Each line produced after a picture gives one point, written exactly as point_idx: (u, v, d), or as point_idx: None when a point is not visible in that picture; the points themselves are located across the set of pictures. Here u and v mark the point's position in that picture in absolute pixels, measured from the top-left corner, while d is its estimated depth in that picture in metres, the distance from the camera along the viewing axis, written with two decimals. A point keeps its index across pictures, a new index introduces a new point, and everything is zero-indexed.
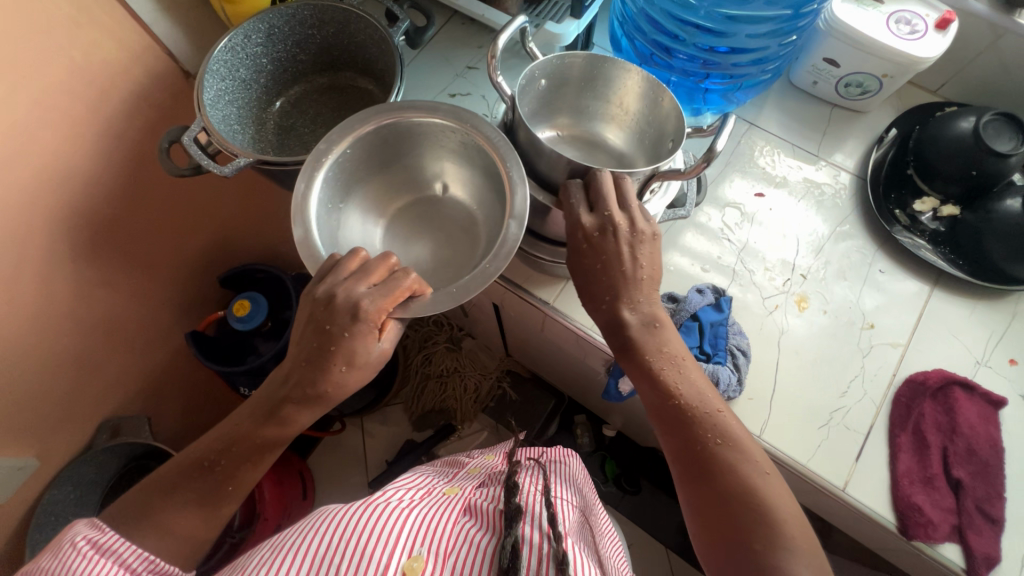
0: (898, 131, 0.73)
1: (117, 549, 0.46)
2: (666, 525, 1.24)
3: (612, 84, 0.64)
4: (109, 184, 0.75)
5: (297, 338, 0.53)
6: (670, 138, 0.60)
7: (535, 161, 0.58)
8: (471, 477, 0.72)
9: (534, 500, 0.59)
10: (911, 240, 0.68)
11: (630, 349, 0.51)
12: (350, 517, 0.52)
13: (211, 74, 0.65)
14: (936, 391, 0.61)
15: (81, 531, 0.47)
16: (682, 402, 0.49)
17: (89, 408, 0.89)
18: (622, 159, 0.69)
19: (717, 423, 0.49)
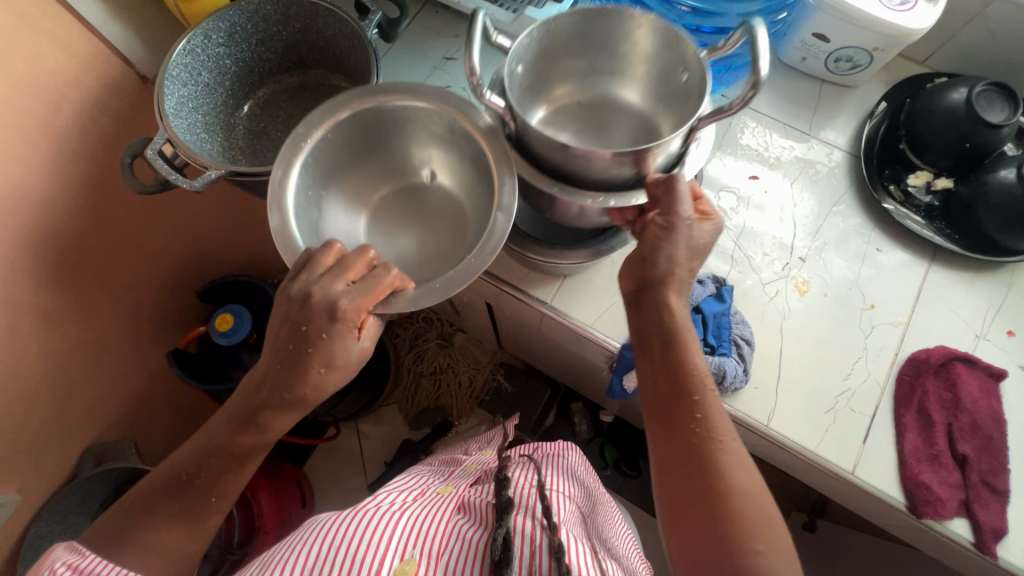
0: (888, 104, 0.72)
1: (97, 570, 0.43)
2: None
3: (616, 38, 0.58)
4: (68, 202, 0.70)
5: (272, 337, 0.49)
6: (684, 72, 0.55)
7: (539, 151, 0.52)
8: (464, 474, 0.70)
9: (529, 492, 0.59)
10: (904, 215, 0.67)
11: (660, 342, 0.50)
12: (341, 526, 0.50)
13: (171, 82, 0.60)
14: (938, 367, 0.61)
15: (59, 556, 0.44)
16: (677, 377, 0.48)
17: (69, 436, 0.85)
18: (635, 116, 0.63)
19: (702, 406, 0.47)
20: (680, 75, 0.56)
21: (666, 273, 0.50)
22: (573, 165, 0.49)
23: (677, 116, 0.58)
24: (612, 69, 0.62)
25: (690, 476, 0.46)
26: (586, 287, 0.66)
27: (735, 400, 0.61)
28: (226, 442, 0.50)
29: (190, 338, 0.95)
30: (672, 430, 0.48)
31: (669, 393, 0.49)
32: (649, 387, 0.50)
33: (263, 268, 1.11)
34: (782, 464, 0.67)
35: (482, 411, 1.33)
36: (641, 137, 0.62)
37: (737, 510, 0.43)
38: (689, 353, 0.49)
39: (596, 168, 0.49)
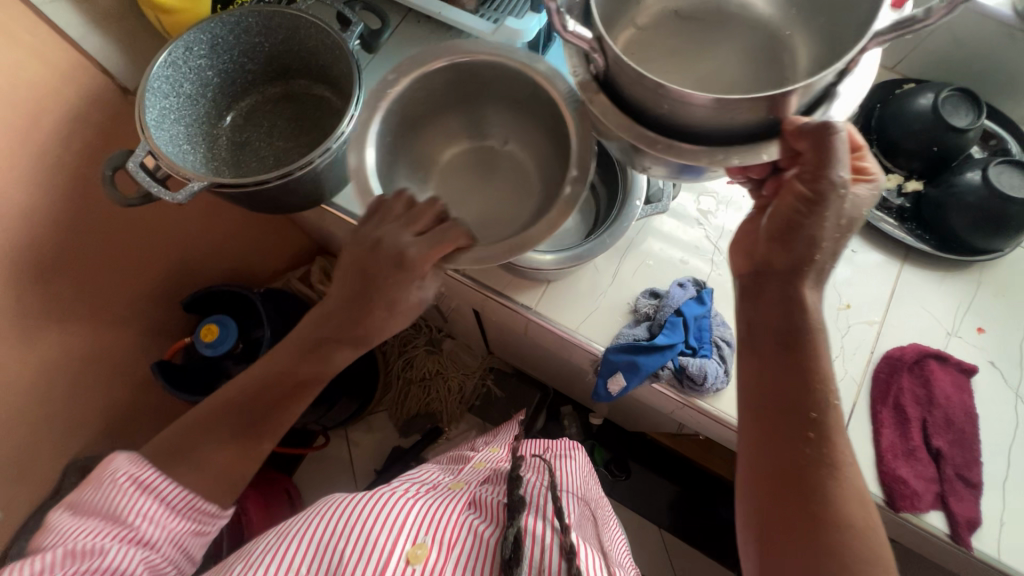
0: (860, 109, 0.74)
1: (158, 486, 0.48)
2: (657, 506, 1.26)
3: None
4: (47, 216, 0.70)
5: (338, 279, 0.51)
6: None
7: (630, 100, 0.46)
8: (475, 473, 0.69)
9: (539, 492, 0.59)
10: (877, 216, 0.69)
11: (775, 339, 0.46)
12: (357, 507, 0.52)
13: (152, 94, 0.60)
14: (913, 364, 0.63)
15: (121, 466, 0.48)
16: (797, 387, 0.44)
17: (50, 449, 0.85)
18: (756, 31, 0.59)
19: (823, 420, 0.44)
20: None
21: (804, 258, 0.45)
22: (673, 112, 0.43)
23: (814, 26, 0.55)
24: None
25: (798, 493, 0.42)
26: (570, 292, 0.66)
27: (717, 402, 0.62)
28: (287, 369, 0.52)
29: (176, 349, 0.95)
30: (779, 440, 0.44)
31: (779, 401, 0.45)
32: (760, 390, 0.46)
33: (249, 277, 1.11)
34: None
35: (472, 416, 1.34)
36: (765, 54, 0.59)
37: (852, 542, 0.40)
38: (816, 362, 0.45)
39: (700, 116, 0.43)
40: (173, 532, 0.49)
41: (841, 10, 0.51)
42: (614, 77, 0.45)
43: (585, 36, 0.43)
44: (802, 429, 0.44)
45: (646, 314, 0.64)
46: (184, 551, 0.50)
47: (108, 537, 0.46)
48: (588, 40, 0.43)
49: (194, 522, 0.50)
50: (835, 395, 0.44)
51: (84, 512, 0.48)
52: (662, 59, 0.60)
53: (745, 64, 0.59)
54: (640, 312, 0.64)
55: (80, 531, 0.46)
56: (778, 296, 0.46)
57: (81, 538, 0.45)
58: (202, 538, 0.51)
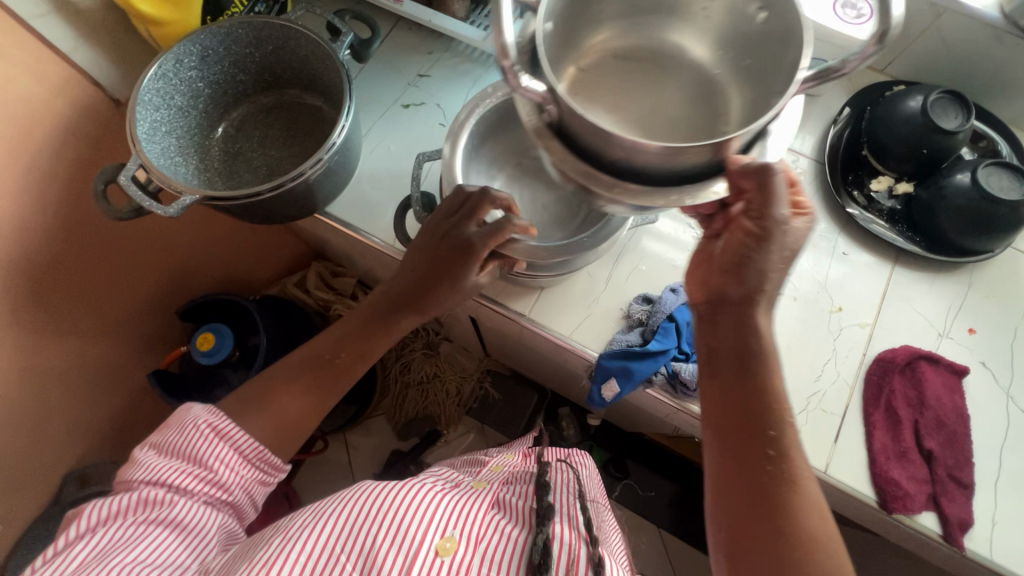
0: (851, 109, 0.74)
1: (233, 435, 0.52)
2: (655, 505, 1.27)
3: None
4: (39, 230, 0.71)
5: (411, 258, 0.57)
6: (761, 8, 0.42)
7: (579, 137, 0.39)
8: (495, 474, 0.69)
9: (567, 501, 0.60)
10: (868, 219, 0.69)
11: (732, 362, 0.47)
12: (390, 494, 0.52)
13: (142, 107, 0.60)
14: (904, 366, 0.63)
15: (200, 415, 0.52)
16: (753, 404, 0.45)
17: (48, 459, 0.86)
18: (692, 72, 0.51)
19: (780, 435, 0.44)
20: (751, 14, 0.43)
21: (755, 289, 0.46)
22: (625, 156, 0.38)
23: (747, 74, 0.46)
24: (667, 8, 0.49)
25: (759, 512, 0.43)
26: (564, 299, 0.67)
27: None
28: (362, 330, 0.58)
29: (172, 358, 0.94)
30: (743, 466, 0.44)
31: (741, 425, 0.45)
32: (719, 408, 0.47)
33: (245, 284, 1.11)
34: None
35: (471, 418, 1.35)
36: (699, 100, 0.51)
37: (818, 562, 0.40)
38: (769, 379, 0.46)
39: (656, 159, 0.37)
40: (243, 480, 0.53)
41: (777, 60, 0.42)
42: (566, 125, 0.39)
43: (534, 89, 0.36)
44: (763, 445, 0.44)
45: (639, 319, 0.64)
46: (250, 497, 0.54)
47: (188, 478, 0.49)
48: (541, 95, 0.36)
49: (261, 472, 0.54)
50: (790, 411, 0.46)
51: (167, 452, 0.51)
52: (604, 104, 0.51)
53: (679, 111, 0.51)
54: (633, 317, 0.64)
55: (165, 470, 0.49)
56: (731, 322, 0.48)
57: (167, 475, 0.49)
58: (267, 486, 0.55)
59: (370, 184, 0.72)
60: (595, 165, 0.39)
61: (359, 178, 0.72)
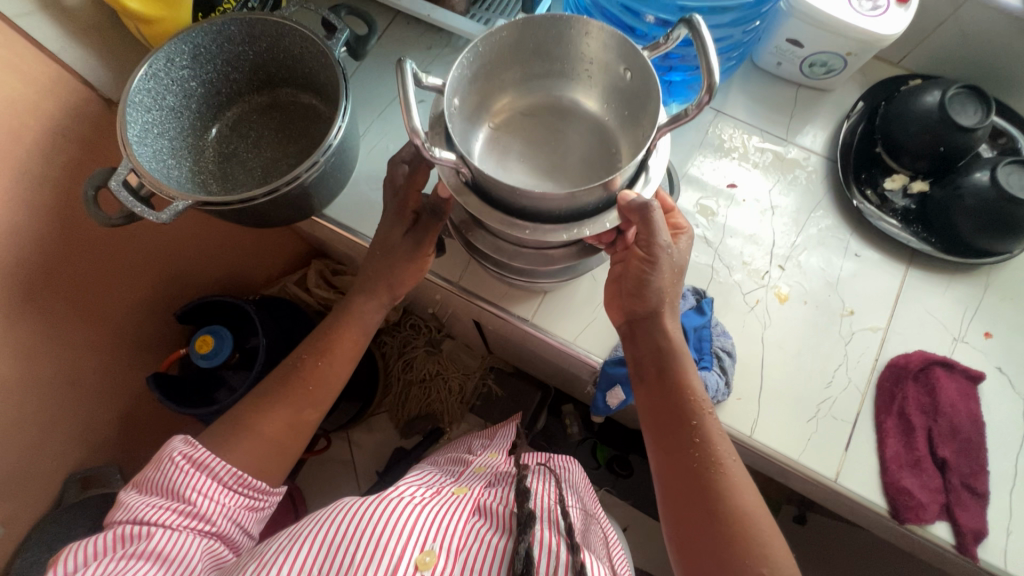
0: (865, 104, 0.72)
1: (210, 463, 0.52)
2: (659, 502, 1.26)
3: (567, 41, 0.48)
4: (33, 235, 0.69)
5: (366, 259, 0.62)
6: (627, 69, 0.47)
7: (490, 192, 0.44)
8: (476, 477, 0.68)
9: (548, 502, 0.58)
10: (882, 220, 0.67)
11: (656, 369, 0.52)
12: (368, 511, 0.52)
13: (133, 109, 0.59)
14: (918, 372, 0.62)
15: (177, 447, 0.52)
16: (677, 399, 0.50)
17: (50, 464, 0.87)
18: (590, 126, 0.54)
19: (701, 425, 0.50)
20: (625, 73, 0.48)
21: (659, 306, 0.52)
22: (527, 202, 0.42)
23: (632, 124, 0.50)
24: (560, 73, 0.52)
25: (692, 497, 0.47)
26: (567, 303, 0.65)
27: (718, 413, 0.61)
28: (336, 339, 0.59)
29: (170, 361, 0.93)
30: (674, 457, 0.49)
31: (668, 420, 0.50)
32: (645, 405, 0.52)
33: (244, 284, 1.10)
34: (764, 469, 0.67)
35: (473, 416, 1.34)
36: (599, 150, 0.53)
37: (749, 537, 0.45)
38: (684, 378, 0.51)
39: (557, 203, 0.42)
40: (227, 508, 0.52)
41: (649, 109, 0.46)
42: (480, 184, 0.44)
43: (445, 159, 0.41)
44: (689, 435, 0.49)
45: None
46: (240, 527, 0.53)
47: (168, 512, 0.49)
48: (453, 163, 0.42)
49: (246, 498, 0.53)
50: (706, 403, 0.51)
51: (148, 490, 0.51)
52: (515, 159, 0.53)
53: (583, 161, 0.53)
54: None
55: (144, 507, 0.49)
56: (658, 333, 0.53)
57: (146, 511, 0.49)
58: (257, 513, 0.54)
59: (368, 185, 0.70)
60: (507, 212, 0.45)
61: (356, 179, 0.70)
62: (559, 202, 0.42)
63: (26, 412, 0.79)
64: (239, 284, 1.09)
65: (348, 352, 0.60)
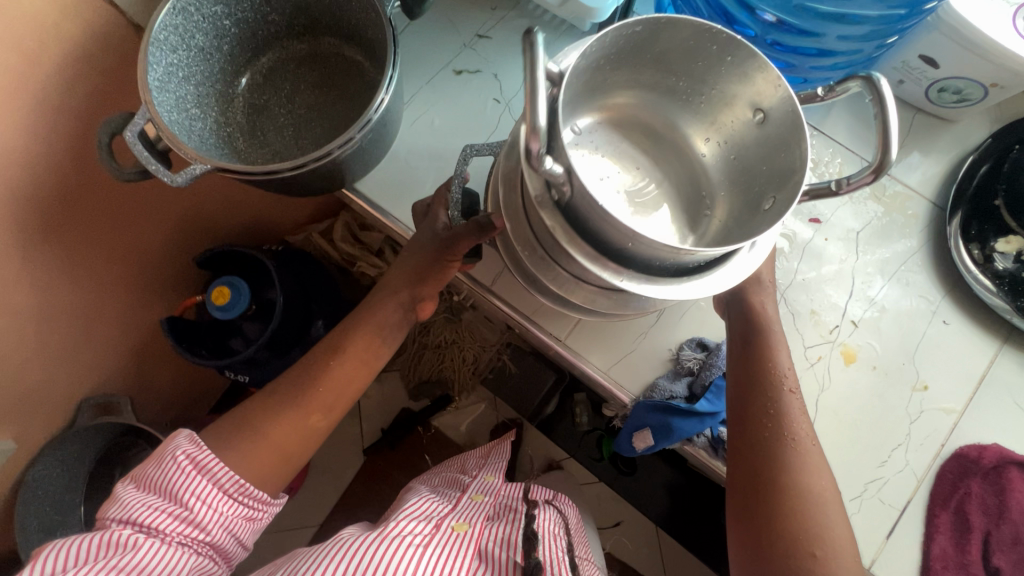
0: (996, 142, 0.60)
1: (212, 468, 0.51)
2: (659, 507, 1.23)
3: (695, 62, 0.43)
4: (50, 170, 0.65)
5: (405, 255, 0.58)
6: (757, 112, 0.43)
7: (586, 220, 0.38)
8: (475, 506, 0.65)
9: (555, 553, 0.56)
10: (981, 285, 0.58)
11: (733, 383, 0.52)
12: (366, 558, 0.50)
13: (156, 48, 0.51)
14: (989, 469, 0.54)
15: (182, 445, 0.51)
16: (769, 459, 0.48)
17: (62, 390, 0.88)
18: (680, 158, 0.51)
19: (796, 468, 0.48)
20: (748, 118, 0.44)
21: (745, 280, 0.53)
22: (627, 241, 0.37)
23: (735, 173, 0.47)
24: (668, 89, 0.47)
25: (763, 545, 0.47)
26: (606, 331, 0.58)
27: None
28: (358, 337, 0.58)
29: (187, 307, 0.91)
30: (764, 506, 0.47)
31: (752, 481, 0.48)
32: (739, 455, 0.50)
33: (270, 228, 1.06)
34: None
35: (483, 389, 1.32)
36: (684, 188, 0.52)
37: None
38: (776, 424, 0.49)
39: (669, 255, 0.37)
40: (224, 517, 0.51)
41: (769, 173, 0.43)
42: (576, 206, 0.38)
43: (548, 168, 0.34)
44: (767, 495, 0.47)
45: (690, 369, 0.56)
46: (235, 536, 0.53)
47: (161, 515, 0.49)
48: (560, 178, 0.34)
49: (244, 508, 0.53)
50: (780, 490, 0.47)
51: (148, 486, 0.51)
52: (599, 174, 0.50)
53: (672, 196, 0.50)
54: (683, 365, 0.56)
55: (138, 506, 0.49)
56: None
57: (139, 511, 0.49)
58: (253, 523, 0.54)
59: (406, 162, 0.63)
60: (603, 248, 0.39)
61: (394, 153, 0.63)
62: (667, 253, 0.37)
63: (38, 341, 0.79)
64: (264, 230, 1.05)
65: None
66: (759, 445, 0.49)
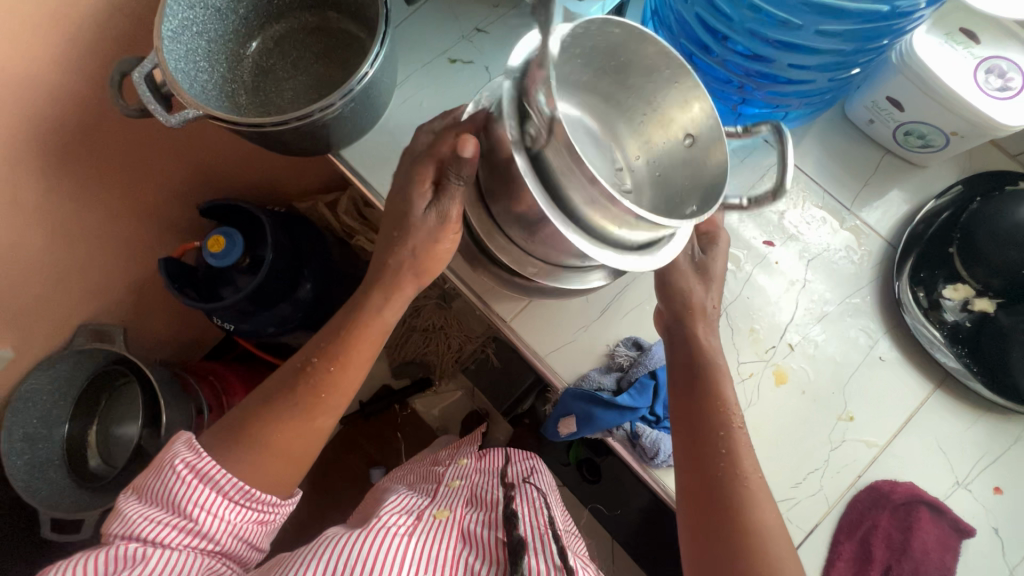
0: (963, 189, 0.62)
1: (215, 476, 0.49)
2: (622, 523, 1.21)
3: (646, 79, 0.47)
4: (77, 105, 0.72)
5: None
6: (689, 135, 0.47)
7: (552, 172, 0.41)
8: (453, 493, 0.66)
9: (538, 527, 0.58)
10: (923, 329, 0.59)
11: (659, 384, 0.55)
12: (355, 547, 0.51)
13: (175, 2, 0.56)
14: (899, 505, 0.56)
15: (180, 453, 0.49)
16: (716, 462, 0.48)
17: (61, 312, 0.94)
18: (612, 166, 0.54)
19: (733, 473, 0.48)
20: (678, 140, 0.48)
21: None
22: (585, 195, 0.40)
23: (658, 188, 0.51)
24: (617, 102, 0.51)
25: (715, 544, 0.46)
26: (550, 319, 0.61)
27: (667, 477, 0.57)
28: None
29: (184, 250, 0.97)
30: (706, 506, 0.47)
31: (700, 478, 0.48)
32: (682, 456, 0.50)
33: (279, 191, 1.12)
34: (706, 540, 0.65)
35: (463, 377, 1.34)
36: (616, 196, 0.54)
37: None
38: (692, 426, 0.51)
39: (621, 217, 0.40)
40: (232, 525, 0.49)
41: (689, 188, 0.47)
42: (546, 156, 0.41)
43: (545, 107, 0.37)
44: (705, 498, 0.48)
45: (620, 364, 0.59)
46: (246, 542, 0.51)
47: (166, 529, 0.47)
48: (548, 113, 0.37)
49: (254, 513, 0.50)
50: (716, 494, 0.47)
51: (148, 499, 0.49)
52: None
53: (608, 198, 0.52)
54: (614, 360, 0.59)
55: (140, 521, 0.47)
56: None
57: (141, 527, 0.46)
58: (266, 526, 0.52)
59: (392, 136, 0.67)
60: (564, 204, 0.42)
61: (382, 126, 0.67)
62: (623, 216, 0.40)
63: (46, 261, 0.86)
64: (272, 192, 1.11)
65: (365, 354, 0.54)
66: (699, 446, 0.49)
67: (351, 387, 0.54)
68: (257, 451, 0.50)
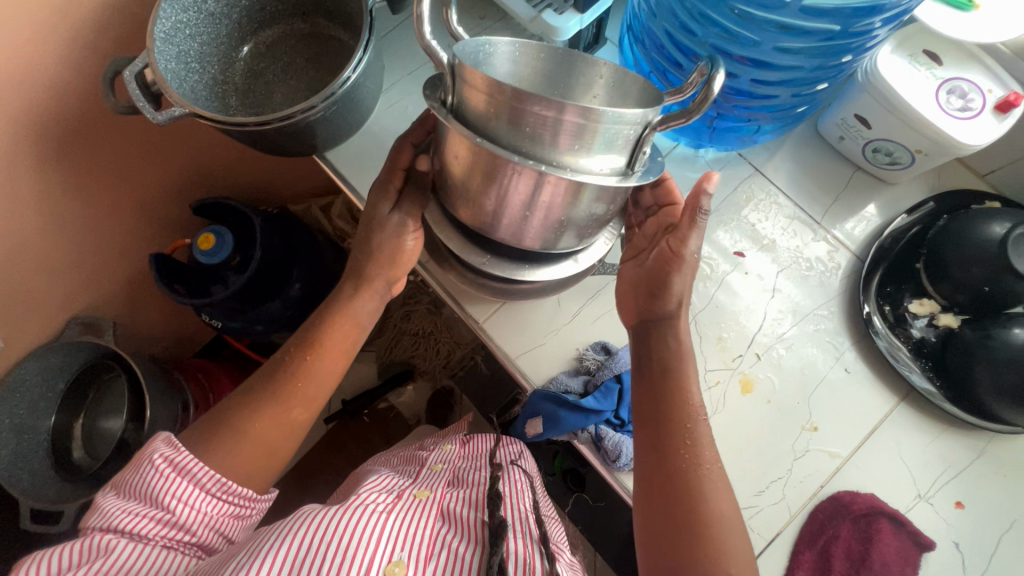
0: (934, 207, 0.64)
1: (193, 469, 0.49)
2: (609, 539, 1.17)
3: None
4: (75, 102, 0.74)
5: None
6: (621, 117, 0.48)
7: (475, 118, 0.40)
8: (435, 475, 0.66)
9: (521, 512, 0.58)
10: (889, 344, 0.60)
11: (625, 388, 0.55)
12: (331, 521, 0.49)
13: (169, 6, 0.58)
14: (860, 516, 0.56)
15: (159, 449, 0.49)
16: (676, 462, 0.47)
17: (52, 304, 0.96)
18: None
19: (693, 474, 0.47)
20: None
21: None
22: (508, 126, 0.38)
23: None
24: None
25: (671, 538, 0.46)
26: (522, 320, 0.62)
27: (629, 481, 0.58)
28: None
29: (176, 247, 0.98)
30: (661, 501, 0.47)
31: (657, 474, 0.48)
32: (639, 451, 0.50)
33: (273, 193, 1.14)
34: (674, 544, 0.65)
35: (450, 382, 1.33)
36: None
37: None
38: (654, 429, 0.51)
39: (545, 135, 0.37)
40: (208, 517, 0.49)
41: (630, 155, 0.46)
42: (464, 106, 0.40)
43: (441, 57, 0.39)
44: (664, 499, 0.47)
45: (588, 368, 0.60)
46: (222, 536, 0.51)
47: (144, 520, 0.47)
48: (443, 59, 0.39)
49: (230, 506, 0.51)
50: (678, 493, 0.47)
51: (126, 493, 0.49)
52: None
53: None
54: (583, 364, 0.60)
55: (118, 514, 0.47)
56: None
57: (120, 519, 0.47)
58: (241, 522, 0.52)
59: (376, 140, 0.69)
60: (496, 144, 0.39)
61: (367, 130, 0.69)
62: (546, 130, 0.37)
63: (39, 253, 0.87)
64: (265, 193, 1.13)
65: (328, 340, 0.56)
66: (660, 447, 0.48)
67: (326, 375, 0.56)
68: (224, 440, 0.52)
